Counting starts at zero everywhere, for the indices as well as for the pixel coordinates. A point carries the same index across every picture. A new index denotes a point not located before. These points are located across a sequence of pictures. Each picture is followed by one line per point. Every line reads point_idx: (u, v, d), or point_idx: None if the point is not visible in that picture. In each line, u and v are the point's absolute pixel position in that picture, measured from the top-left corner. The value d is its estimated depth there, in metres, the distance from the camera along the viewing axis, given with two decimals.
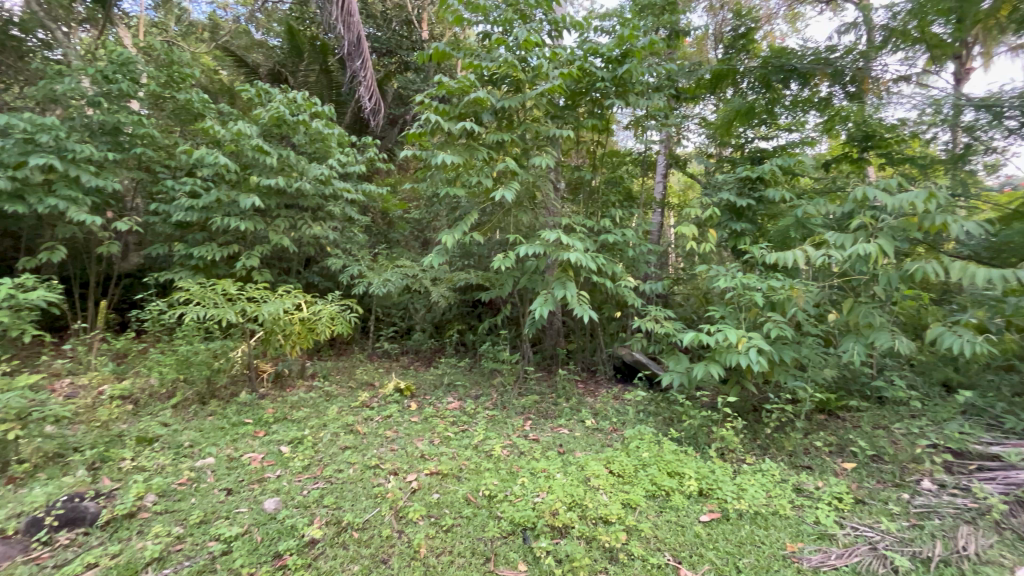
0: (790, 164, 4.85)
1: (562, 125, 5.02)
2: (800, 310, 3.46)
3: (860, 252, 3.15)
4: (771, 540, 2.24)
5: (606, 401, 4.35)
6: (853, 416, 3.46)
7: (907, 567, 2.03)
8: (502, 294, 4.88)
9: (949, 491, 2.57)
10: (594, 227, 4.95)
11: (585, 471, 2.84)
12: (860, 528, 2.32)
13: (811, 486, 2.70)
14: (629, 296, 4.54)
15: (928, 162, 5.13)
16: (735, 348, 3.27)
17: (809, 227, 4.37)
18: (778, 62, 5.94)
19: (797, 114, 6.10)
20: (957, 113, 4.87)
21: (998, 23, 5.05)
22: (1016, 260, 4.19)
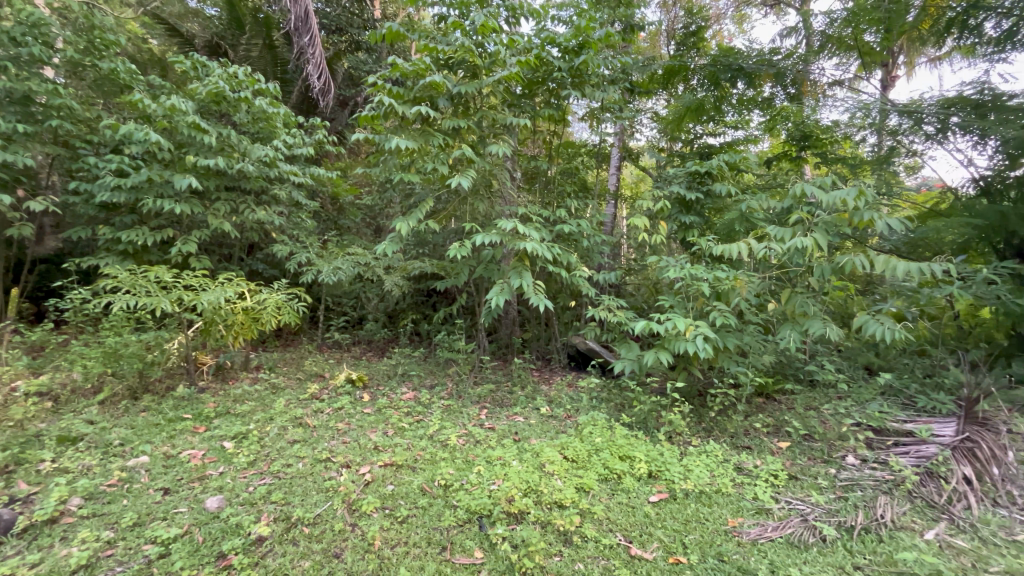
0: (736, 160, 5.11)
1: (519, 114, 5.00)
2: (743, 300, 3.65)
3: (798, 245, 3.36)
4: (714, 516, 2.36)
5: (560, 389, 4.43)
6: (788, 398, 3.70)
7: (833, 535, 2.19)
8: (457, 283, 4.83)
9: (869, 465, 2.81)
10: (551, 217, 4.99)
11: (539, 457, 2.88)
12: (793, 502, 2.48)
13: (750, 465, 2.87)
14: (584, 286, 4.62)
15: (858, 162, 5.60)
16: (683, 336, 3.40)
17: (752, 221, 4.55)
18: (726, 61, 6.13)
19: (743, 112, 6.35)
20: (884, 117, 5.25)
21: (920, 35, 5.52)
22: (930, 254, 4.63)
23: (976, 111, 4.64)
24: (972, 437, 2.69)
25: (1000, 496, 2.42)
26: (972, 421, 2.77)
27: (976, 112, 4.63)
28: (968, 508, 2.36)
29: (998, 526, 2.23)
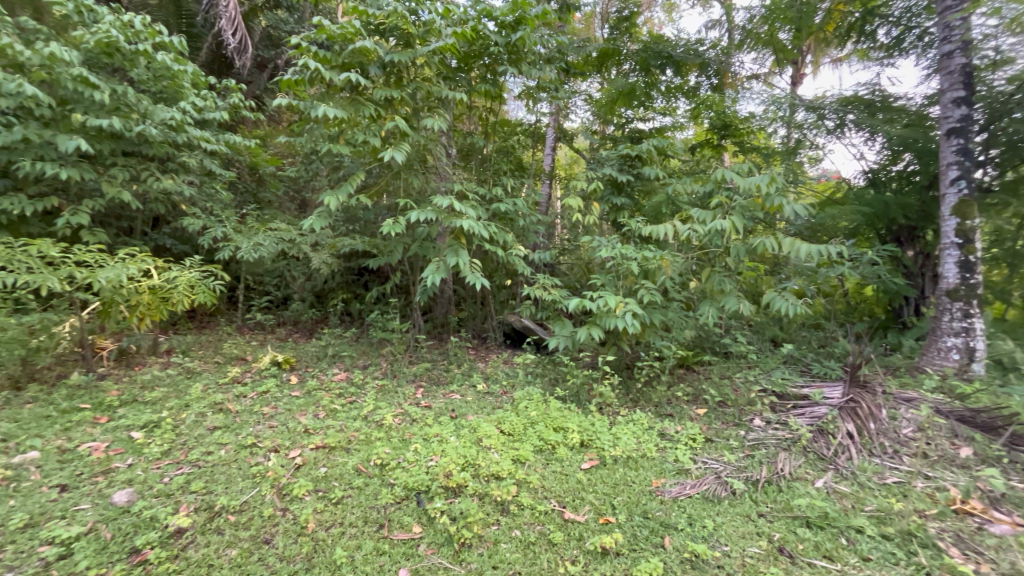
0: (664, 145, 5.30)
1: (455, 88, 4.87)
2: (668, 278, 3.87)
3: (717, 227, 3.61)
4: (640, 479, 2.53)
5: (496, 366, 4.49)
6: (705, 369, 4.01)
7: (741, 488, 2.42)
8: (391, 260, 4.69)
9: (772, 425, 3.13)
10: (487, 195, 4.96)
11: (476, 432, 2.92)
12: (708, 461, 2.72)
13: (672, 431, 3.10)
14: (519, 265, 4.66)
15: (769, 152, 6.10)
16: (613, 313, 3.55)
17: (678, 205, 4.85)
18: (657, 48, 6.34)
19: (670, 99, 6.54)
20: (792, 113, 5.75)
21: (824, 37, 6.11)
22: (825, 238, 5.22)
23: (868, 111, 5.31)
24: (855, 398, 3.08)
25: (876, 447, 2.79)
26: (855, 383, 3.16)
27: (867, 111, 5.30)
28: (850, 458, 2.71)
29: (873, 472, 2.58)
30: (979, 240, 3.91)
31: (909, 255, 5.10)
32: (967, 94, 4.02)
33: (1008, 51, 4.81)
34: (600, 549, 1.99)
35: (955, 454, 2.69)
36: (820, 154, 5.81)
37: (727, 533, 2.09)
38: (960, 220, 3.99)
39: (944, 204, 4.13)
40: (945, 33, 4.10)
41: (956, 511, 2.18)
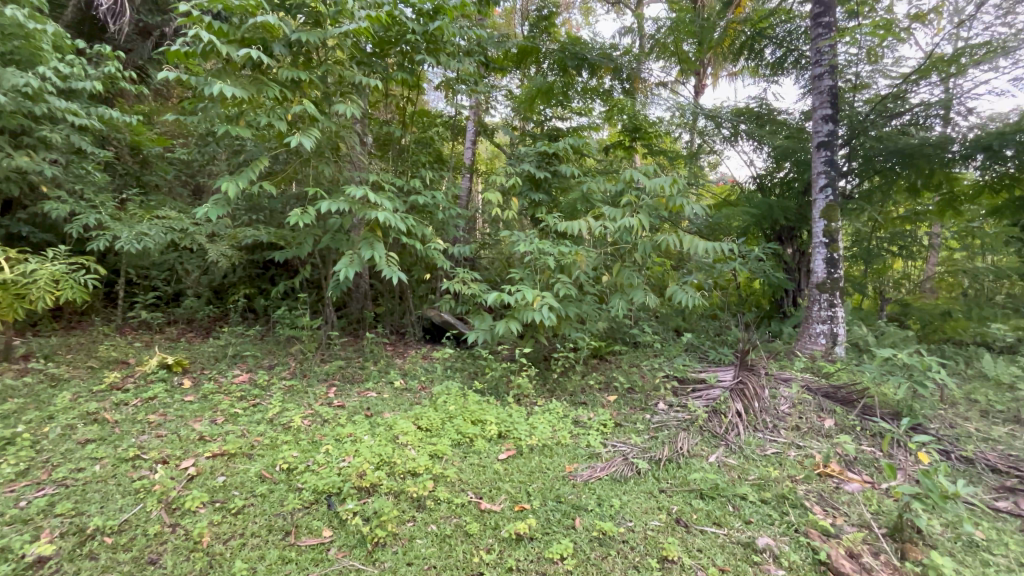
0: (579, 145, 5.50)
1: (369, 74, 4.67)
2: (582, 273, 4.03)
3: (625, 224, 3.82)
4: (555, 465, 2.62)
5: (415, 361, 4.42)
6: (616, 358, 4.25)
7: (645, 467, 2.60)
8: (300, 253, 4.41)
9: (673, 408, 3.39)
10: (404, 187, 4.83)
11: (393, 430, 2.86)
12: (617, 445, 2.88)
13: (585, 418, 3.24)
14: (438, 259, 4.61)
15: (674, 155, 6.58)
16: (531, 306, 3.64)
17: (592, 203, 5.02)
18: (573, 49, 6.52)
19: (587, 100, 6.80)
20: (694, 119, 6.31)
21: (723, 52, 6.57)
22: (722, 235, 5.75)
23: (756, 122, 5.92)
24: (743, 379, 3.42)
25: (759, 423, 3.13)
26: (744, 367, 3.52)
27: (756, 122, 5.91)
28: (738, 434, 3.01)
29: (756, 445, 2.89)
30: (841, 240, 4.52)
31: (789, 252, 5.76)
32: (833, 113, 4.62)
33: (864, 78, 5.58)
34: (515, 535, 2.04)
35: (821, 425, 3.10)
36: (718, 159, 6.42)
37: (632, 509, 2.23)
38: (827, 223, 4.57)
39: (815, 208, 4.71)
40: (817, 58, 4.67)
41: (819, 474, 2.51)
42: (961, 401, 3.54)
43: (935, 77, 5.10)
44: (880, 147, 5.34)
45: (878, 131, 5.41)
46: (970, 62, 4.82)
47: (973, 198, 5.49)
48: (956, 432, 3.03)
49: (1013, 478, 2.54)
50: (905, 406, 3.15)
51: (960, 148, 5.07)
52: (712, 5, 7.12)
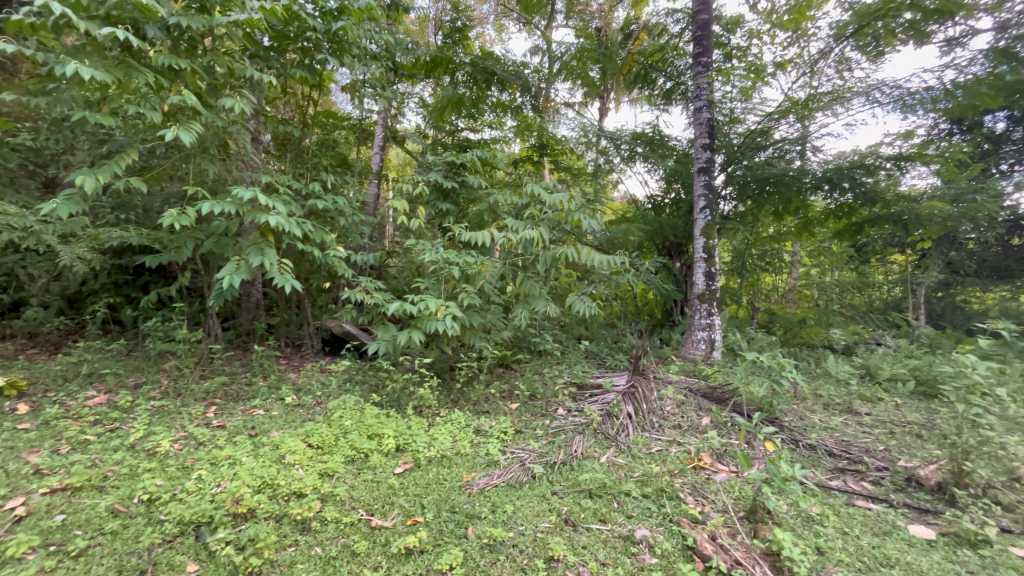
0: (486, 157, 5.57)
1: (264, 70, 4.37)
2: (487, 283, 4.08)
3: (527, 236, 3.93)
4: (452, 476, 2.61)
5: (311, 376, 4.17)
6: (520, 367, 4.35)
7: (540, 471, 2.68)
8: (177, 258, 3.97)
9: (571, 412, 3.54)
10: (302, 190, 4.57)
11: (279, 449, 2.67)
12: (516, 451, 2.95)
13: (486, 426, 3.28)
14: (339, 267, 4.41)
15: (578, 172, 6.97)
16: (434, 316, 3.60)
17: (498, 214, 4.98)
18: (483, 64, 6.62)
19: (498, 113, 6.93)
20: (597, 139, 6.73)
21: (624, 77, 7.21)
22: (621, 248, 6.13)
23: (649, 147, 6.46)
24: (635, 383, 3.68)
25: (646, 423, 3.37)
26: (635, 372, 3.77)
27: (650, 147, 6.45)
28: (627, 435, 3.21)
29: (643, 443, 3.11)
30: (717, 256, 5.05)
31: (677, 265, 6.31)
32: (711, 142, 5.16)
33: (737, 114, 6.34)
34: (404, 550, 1.99)
35: (699, 422, 3.42)
36: (621, 178, 6.85)
37: (524, 513, 2.29)
38: (706, 240, 5.09)
39: (696, 227, 5.22)
40: (697, 93, 5.20)
41: (694, 467, 2.76)
42: (809, 396, 4.11)
43: (792, 118, 5.93)
44: (752, 174, 6.04)
45: (749, 160, 6.14)
46: (817, 106, 5.68)
47: (821, 222, 6.44)
48: (804, 423, 3.51)
49: (844, 460, 2.99)
50: (766, 402, 3.57)
51: (815, 178, 5.86)
52: (613, 36, 7.68)
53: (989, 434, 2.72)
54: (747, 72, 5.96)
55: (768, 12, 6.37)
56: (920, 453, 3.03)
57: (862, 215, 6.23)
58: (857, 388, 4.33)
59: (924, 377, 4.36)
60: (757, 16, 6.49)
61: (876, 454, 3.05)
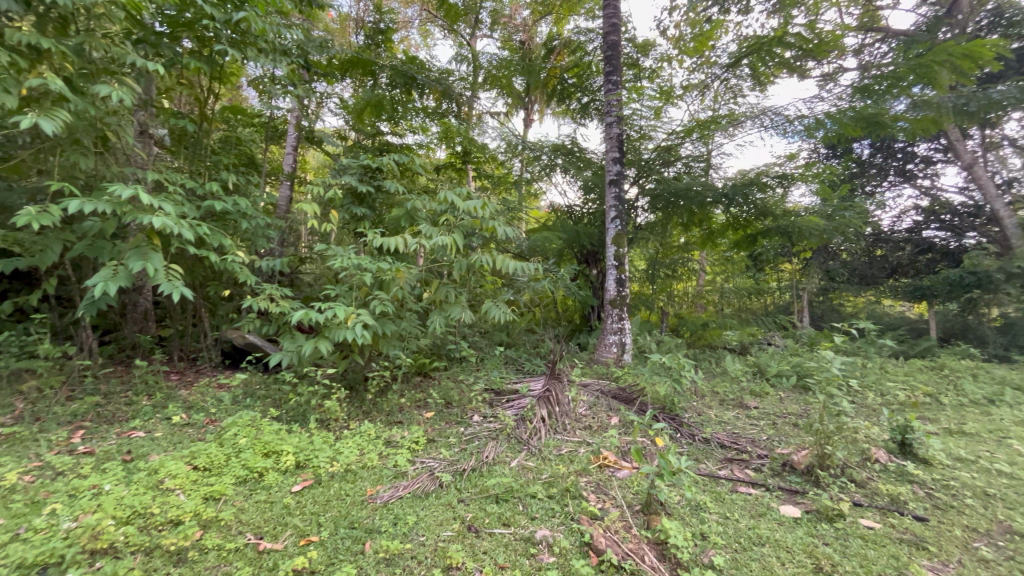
0: (404, 161, 5.39)
1: (153, 57, 3.94)
2: (402, 290, 3.95)
3: (442, 242, 3.88)
4: (355, 490, 2.52)
5: (205, 392, 3.83)
6: (438, 375, 4.30)
7: (448, 480, 2.66)
8: (40, 264, 3.47)
9: (486, 418, 3.55)
10: (197, 190, 4.19)
11: (157, 474, 2.43)
12: (426, 461, 2.90)
13: (397, 437, 3.20)
14: (240, 273, 4.09)
15: (500, 179, 7.05)
16: (343, 325, 3.43)
17: (416, 219, 4.83)
18: (404, 68, 6.40)
19: (423, 118, 6.83)
20: (518, 149, 6.78)
21: (546, 90, 7.40)
22: (540, 255, 6.27)
23: (568, 158, 6.68)
24: (549, 386, 3.76)
25: (559, 426, 3.45)
26: (550, 376, 3.86)
27: (569, 158, 6.67)
28: (540, 438, 3.26)
29: (553, 446, 3.17)
30: (627, 263, 5.34)
31: (594, 273, 6.58)
32: (620, 155, 5.45)
33: (647, 130, 6.75)
34: (292, 573, 1.87)
35: (608, 422, 3.57)
36: (547, 188, 7.05)
37: (427, 523, 2.26)
38: (617, 248, 5.35)
39: (608, 235, 5.47)
40: (608, 108, 5.46)
41: (598, 465, 2.88)
42: (707, 393, 4.45)
43: (695, 137, 6.43)
44: (662, 188, 6.41)
45: (657, 175, 6.55)
46: (715, 128, 6.19)
47: (722, 233, 7.01)
48: (701, 418, 3.78)
49: (732, 450, 3.26)
50: (669, 401, 3.81)
51: (716, 194, 6.28)
52: (536, 50, 7.91)
53: (847, 421, 3.10)
54: (656, 93, 6.38)
55: (676, 39, 6.87)
56: (795, 440, 3.38)
57: (756, 228, 6.87)
58: (748, 384, 4.75)
59: (803, 372, 4.89)
60: (666, 42, 6.98)
61: (759, 444, 3.36)
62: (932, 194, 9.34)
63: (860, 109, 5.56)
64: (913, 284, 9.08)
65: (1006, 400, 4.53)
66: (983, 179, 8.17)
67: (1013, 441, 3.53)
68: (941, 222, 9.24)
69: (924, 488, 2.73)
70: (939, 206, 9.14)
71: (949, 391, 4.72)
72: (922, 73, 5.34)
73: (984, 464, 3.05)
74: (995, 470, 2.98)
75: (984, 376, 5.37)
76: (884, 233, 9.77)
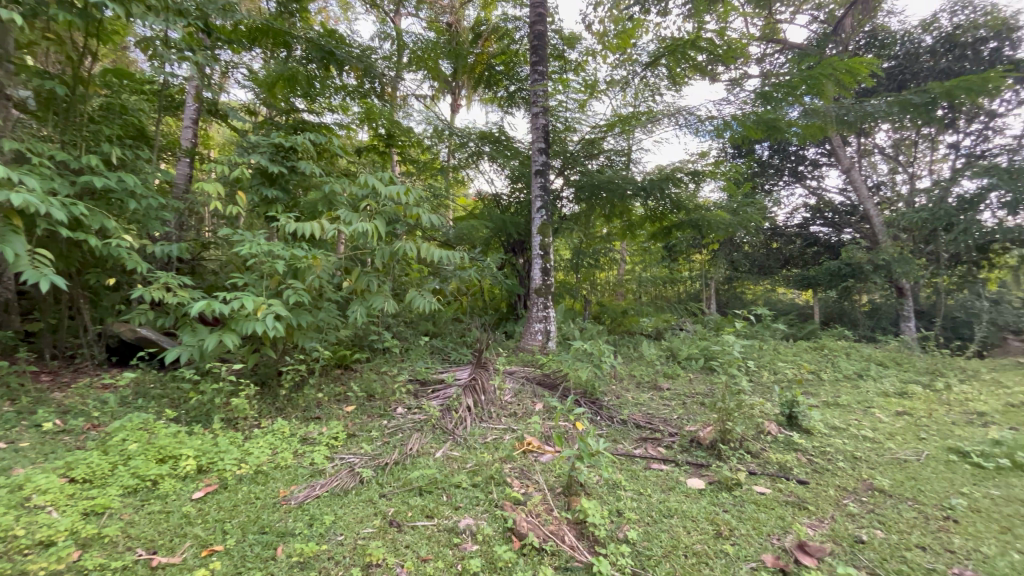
0: (320, 142, 5.04)
1: (7, 4, 3.30)
2: (319, 279, 3.70)
3: (362, 229, 3.69)
4: (267, 492, 2.37)
5: (85, 395, 3.39)
6: (359, 367, 4.14)
7: (369, 475, 2.58)
8: None
9: (410, 410, 3.47)
10: (70, 164, 3.63)
11: (24, 490, 2.11)
12: (346, 457, 2.79)
13: (314, 433, 3.04)
14: (126, 260, 3.62)
15: (426, 165, 6.87)
16: (252, 316, 3.14)
17: (335, 204, 4.55)
18: (322, 41, 5.89)
19: (343, 97, 6.45)
20: (445, 134, 6.58)
21: (473, 76, 7.30)
22: (467, 244, 6.21)
23: (496, 146, 6.65)
24: (474, 375, 3.75)
25: (484, 414, 3.47)
26: (476, 364, 3.84)
27: (496, 147, 6.64)
28: (465, 427, 3.25)
29: (478, 434, 3.17)
30: (552, 253, 5.43)
31: (520, 262, 6.66)
32: (545, 146, 5.50)
33: (571, 122, 6.87)
34: None
35: (532, 408, 3.64)
36: (474, 175, 7.00)
37: (346, 522, 2.17)
38: (542, 237, 5.43)
39: (534, 225, 5.53)
40: (534, 99, 5.47)
41: (522, 451, 2.93)
42: (625, 376, 4.69)
43: (617, 132, 6.67)
44: (586, 180, 6.60)
45: (581, 167, 6.76)
46: (635, 124, 6.46)
47: (640, 225, 7.37)
48: (619, 401, 3.97)
49: (647, 429, 3.47)
50: (590, 386, 3.97)
51: (636, 187, 6.55)
52: (463, 33, 7.74)
53: (745, 398, 3.40)
54: (580, 86, 6.52)
55: (601, 34, 7.04)
56: (701, 418, 3.66)
57: (671, 221, 7.28)
58: (661, 367, 5.07)
59: (709, 355, 5.31)
60: (591, 36, 7.14)
61: (670, 422, 3.60)
62: (818, 194, 10.45)
63: (760, 114, 6.06)
64: (801, 274, 10.17)
65: (870, 374, 5.25)
66: (859, 182, 9.29)
67: (876, 410, 4.10)
68: (825, 219, 10.38)
69: (806, 455, 3.08)
70: (823, 205, 10.25)
71: (827, 368, 5.37)
72: (811, 85, 5.88)
73: (853, 431, 3.51)
74: (862, 435, 3.43)
75: (854, 354, 6.17)
76: (779, 227, 10.80)
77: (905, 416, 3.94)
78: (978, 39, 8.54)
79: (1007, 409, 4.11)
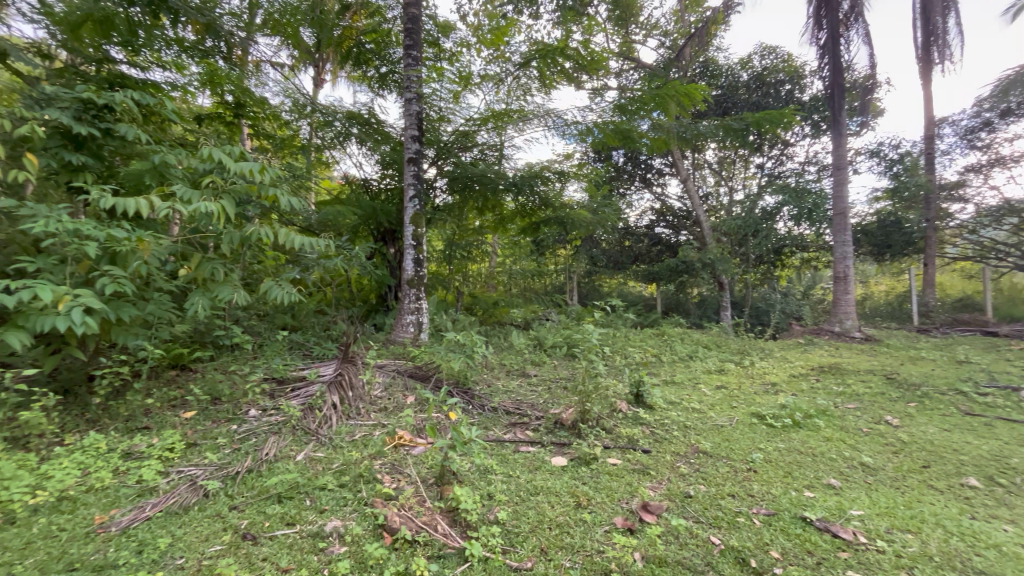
0: (147, 103, 4.22)
1: None
2: (146, 265, 3.13)
3: (205, 209, 3.20)
4: (75, 523, 1.96)
5: None
6: (201, 367, 3.62)
7: (215, 488, 2.29)
8: None
9: (267, 411, 3.15)
10: None
11: None
12: (185, 470, 2.43)
13: (142, 446, 2.60)
14: None
15: (283, 142, 6.21)
16: (50, 309, 2.54)
17: (167, 179, 3.86)
18: None
19: (179, 54, 5.50)
20: (308, 110, 6.02)
21: (340, 50, 6.80)
22: (333, 231, 5.79)
23: (365, 129, 6.30)
24: (341, 370, 3.53)
25: (351, 411, 3.30)
26: (343, 359, 3.62)
27: (366, 129, 6.30)
28: (330, 426, 3.06)
29: (345, 432, 3.01)
30: (425, 243, 5.34)
31: (390, 251, 6.43)
32: (418, 134, 5.36)
33: (446, 112, 6.81)
34: None
35: (403, 402, 3.57)
36: (340, 158, 6.54)
37: (187, 542, 1.91)
38: (415, 227, 5.31)
39: (406, 214, 5.37)
40: (406, 84, 5.29)
41: (393, 446, 2.86)
42: (495, 366, 4.85)
43: (491, 127, 6.80)
44: (459, 172, 6.63)
45: (455, 158, 6.75)
46: (508, 121, 6.65)
47: (511, 219, 7.64)
48: (490, 390, 4.10)
49: (516, 415, 3.64)
50: (462, 376, 4.02)
51: (507, 182, 6.77)
52: None
53: (601, 381, 3.76)
54: (454, 77, 6.48)
55: (474, 27, 7.10)
56: (564, 401, 3.96)
57: (539, 216, 7.66)
58: (529, 356, 5.35)
59: (571, 342, 5.75)
60: (466, 28, 7.16)
61: (537, 407, 3.83)
62: (662, 200, 11.90)
63: (617, 124, 6.70)
64: (647, 270, 11.52)
65: (698, 355, 6.19)
66: (692, 191, 10.80)
67: (702, 385, 4.85)
68: (667, 222, 11.89)
69: (649, 428, 3.53)
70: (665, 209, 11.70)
71: (666, 351, 6.20)
72: (658, 103, 6.63)
73: (685, 404, 4.11)
74: (691, 408, 4.04)
75: (687, 339, 7.22)
76: (631, 227, 12.06)
77: (722, 389, 4.74)
78: (778, 81, 10.53)
79: (791, 379, 5.19)
